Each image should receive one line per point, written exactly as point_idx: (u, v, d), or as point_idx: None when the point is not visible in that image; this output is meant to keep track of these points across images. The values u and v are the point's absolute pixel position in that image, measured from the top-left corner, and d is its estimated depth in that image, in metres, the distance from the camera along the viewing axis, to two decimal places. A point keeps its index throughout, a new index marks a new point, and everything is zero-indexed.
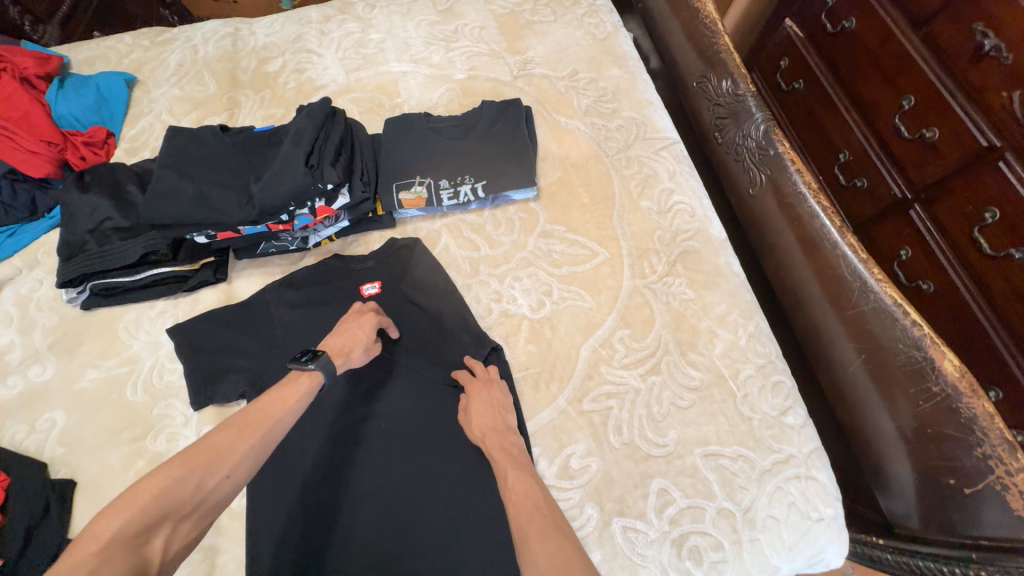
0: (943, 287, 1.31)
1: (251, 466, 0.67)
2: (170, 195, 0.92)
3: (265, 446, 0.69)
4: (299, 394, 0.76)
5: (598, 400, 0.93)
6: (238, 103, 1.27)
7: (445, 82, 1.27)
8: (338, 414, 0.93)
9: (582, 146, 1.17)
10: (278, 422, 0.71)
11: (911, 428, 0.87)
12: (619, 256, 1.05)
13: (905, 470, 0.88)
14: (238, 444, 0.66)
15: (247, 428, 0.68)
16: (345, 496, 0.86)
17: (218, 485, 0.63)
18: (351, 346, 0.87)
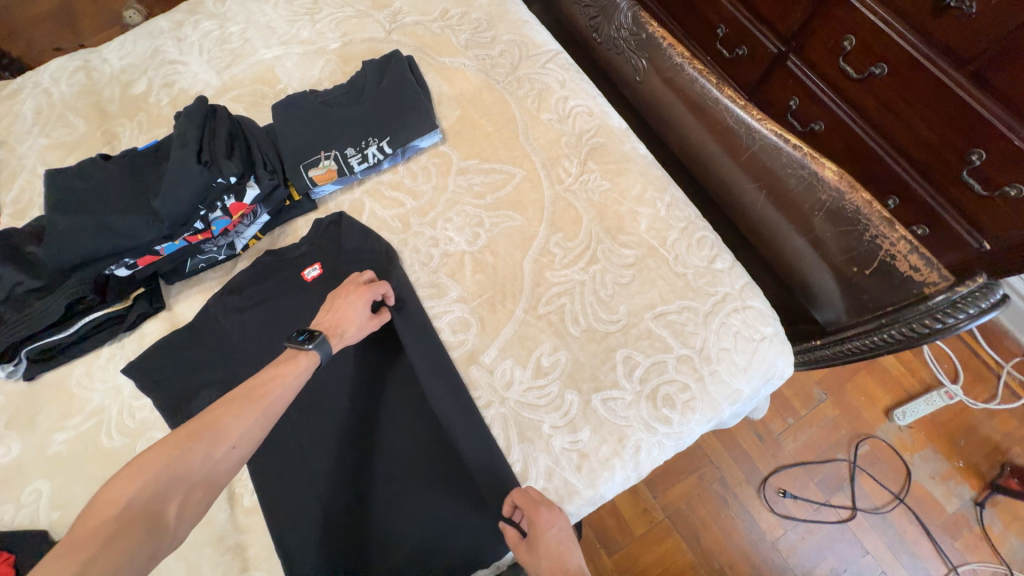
0: (830, 123, 1.43)
1: (257, 438, 0.73)
2: (69, 233, 0.89)
3: (266, 420, 0.75)
4: (298, 372, 0.81)
5: (551, 301, 1.00)
6: (115, 134, 1.21)
7: (322, 55, 1.25)
8: (319, 393, 1.00)
9: (473, 80, 1.19)
10: (279, 399, 0.77)
11: (816, 238, 0.98)
12: (534, 170, 1.10)
13: (823, 275, 1.00)
14: (240, 419, 0.72)
15: (248, 403, 0.74)
16: (348, 467, 0.93)
17: (226, 454, 0.70)
18: (343, 326, 0.90)
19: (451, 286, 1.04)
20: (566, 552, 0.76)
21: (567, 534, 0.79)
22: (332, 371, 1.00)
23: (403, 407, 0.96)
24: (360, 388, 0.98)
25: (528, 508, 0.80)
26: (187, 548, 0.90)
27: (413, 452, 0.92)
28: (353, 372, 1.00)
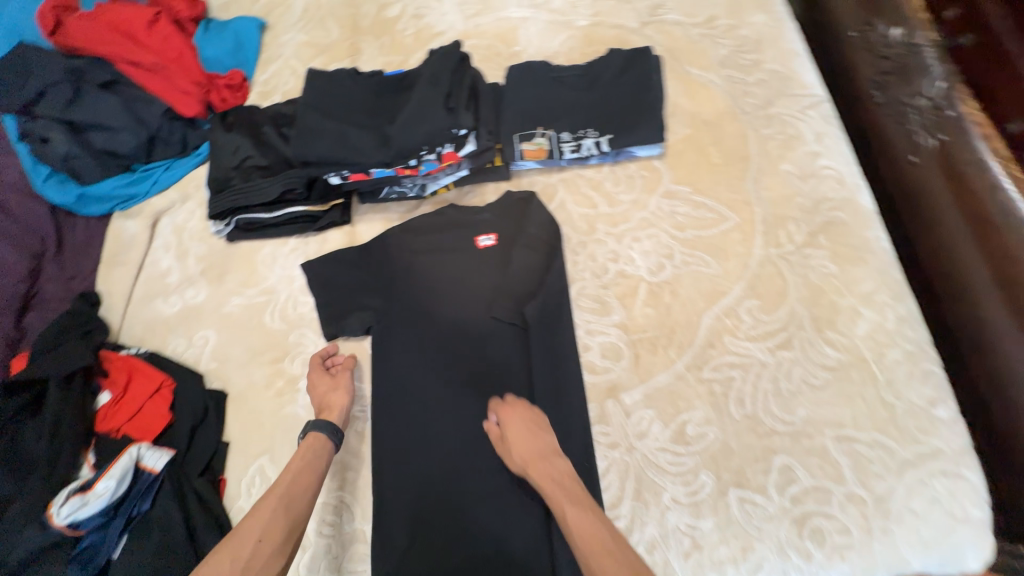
0: None
1: (286, 523, 0.75)
2: (315, 133, 0.96)
3: (288, 501, 0.78)
4: (305, 457, 0.85)
5: (719, 369, 0.89)
6: (359, 49, 1.29)
7: (567, 29, 1.21)
8: (438, 353, 0.98)
9: (716, 102, 1.08)
10: (298, 476, 0.82)
11: None
12: (750, 221, 0.98)
13: None
14: (261, 515, 0.75)
15: (265, 494, 0.79)
16: (443, 436, 0.93)
17: (257, 547, 0.71)
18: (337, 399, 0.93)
19: (616, 309, 0.97)
20: (537, 435, 0.82)
21: (536, 420, 0.84)
22: (462, 339, 0.98)
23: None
24: (478, 366, 0.96)
25: (494, 407, 0.86)
26: None
27: (505, 471, 0.90)
28: (479, 348, 0.97)
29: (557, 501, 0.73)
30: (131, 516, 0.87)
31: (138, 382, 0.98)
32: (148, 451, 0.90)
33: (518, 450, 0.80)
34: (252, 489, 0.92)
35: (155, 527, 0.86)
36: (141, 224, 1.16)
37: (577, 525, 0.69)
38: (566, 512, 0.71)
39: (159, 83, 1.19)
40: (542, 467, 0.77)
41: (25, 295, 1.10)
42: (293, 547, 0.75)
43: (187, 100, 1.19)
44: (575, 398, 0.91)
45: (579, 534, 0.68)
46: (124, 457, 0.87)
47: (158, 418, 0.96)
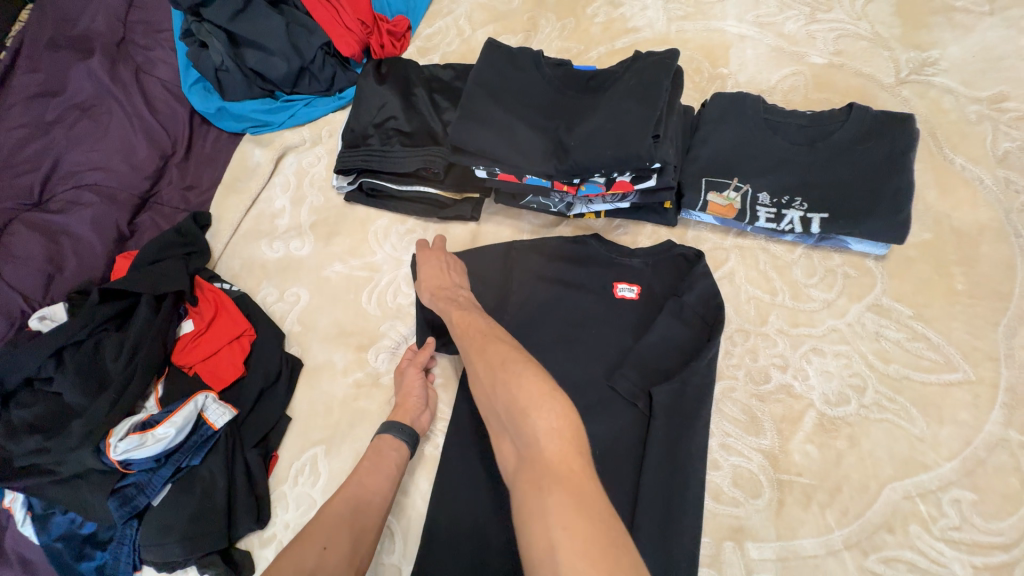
0: None
1: (350, 533, 0.65)
2: (479, 120, 0.81)
3: (354, 515, 0.67)
4: (372, 465, 0.74)
5: (892, 565, 0.67)
6: (537, 25, 1.13)
7: (794, 62, 0.97)
8: None
9: (980, 209, 0.81)
10: (363, 487, 0.71)
11: None
12: (992, 385, 0.72)
13: None
14: (325, 519, 0.66)
15: (330, 501, 0.69)
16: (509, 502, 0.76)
17: (321, 560, 0.61)
18: (411, 400, 0.83)
19: (768, 431, 0.76)
20: (446, 270, 0.85)
21: (451, 264, 0.87)
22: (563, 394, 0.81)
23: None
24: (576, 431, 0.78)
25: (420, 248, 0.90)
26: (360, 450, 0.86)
27: None
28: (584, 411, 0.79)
29: (447, 309, 0.78)
30: (180, 467, 0.81)
31: (222, 323, 0.91)
32: (212, 403, 0.83)
33: (427, 281, 0.84)
34: (298, 478, 0.85)
35: (196, 486, 0.80)
36: (268, 156, 1.10)
37: (459, 321, 0.75)
38: (454, 314, 0.76)
39: (325, 12, 1.09)
40: (443, 286, 0.82)
41: (145, 194, 1.08)
42: (356, 569, 0.63)
43: (347, 37, 1.08)
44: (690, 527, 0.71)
45: (458, 327, 0.74)
46: (189, 405, 0.80)
47: (229, 368, 0.89)
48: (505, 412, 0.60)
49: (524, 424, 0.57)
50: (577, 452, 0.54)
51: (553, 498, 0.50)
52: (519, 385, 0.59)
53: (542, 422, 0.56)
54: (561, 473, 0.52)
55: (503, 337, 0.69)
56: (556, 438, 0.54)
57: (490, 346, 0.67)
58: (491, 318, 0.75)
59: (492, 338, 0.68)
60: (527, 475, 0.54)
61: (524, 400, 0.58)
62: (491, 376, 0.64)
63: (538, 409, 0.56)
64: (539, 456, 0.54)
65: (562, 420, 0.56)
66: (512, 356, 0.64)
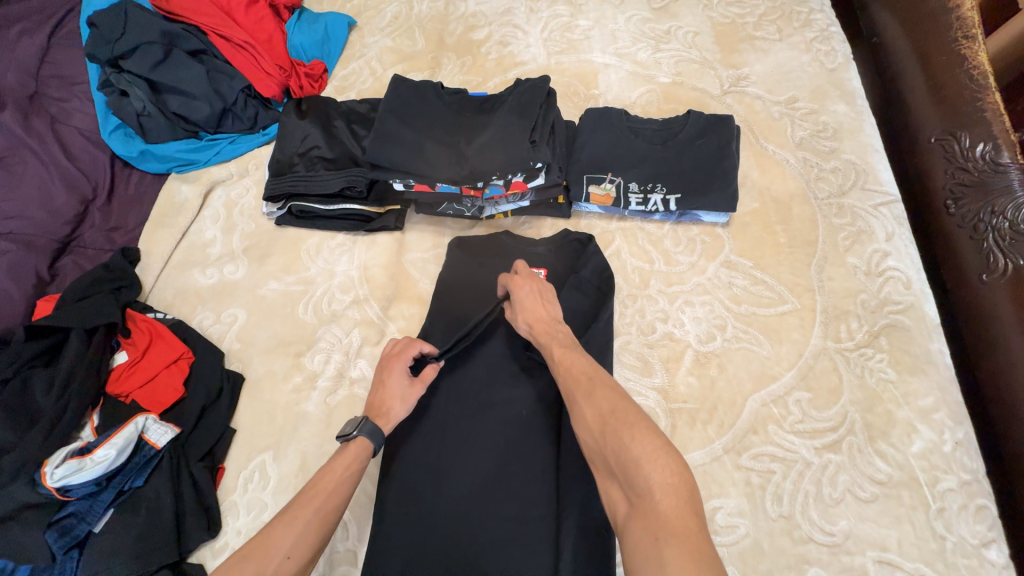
0: None
1: (315, 539, 0.65)
2: (391, 139, 0.95)
3: (322, 521, 0.67)
4: (347, 462, 0.72)
5: (759, 459, 0.84)
6: (440, 63, 1.31)
7: (647, 82, 1.22)
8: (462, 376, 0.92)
9: (789, 181, 1.06)
10: (334, 491, 0.69)
11: None
12: (811, 310, 0.94)
13: None
14: (291, 526, 0.64)
15: (297, 507, 0.67)
16: (449, 464, 0.85)
17: (281, 567, 0.61)
18: (390, 405, 0.79)
19: (658, 372, 0.93)
20: (545, 304, 0.83)
21: (545, 292, 0.85)
22: (489, 368, 0.92)
23: (530, 477, 0.84)
24: (500, 395, 0.90)
25: (508, 276, 0.86)
26: (306, 448, 0.90)
27: (511, 522, 0.81)
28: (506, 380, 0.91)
29: (549, 346, 0.77)
30: (122, 490, 0.82)
31: (157, 349, 0.94)
32: (154, 424, 0.85)
33: (523, 310, 0.82)
34: (249, 484, 0.88)
35: (142, 506, 0.81)
36: (196, 191, 1.16)
37: (562, 361, 0.74)
38: (556, 353, 0.75)
39: (244, 60, 1.21)
40: (543, 324, 0.80)
41: (66, 238, 1.09)
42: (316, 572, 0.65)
43: (267, 80, 1.20)
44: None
45: (562, 365, 0.74)
46: (130, 426, 0.82)
47: (170, 391, 0.91)
48: (614, 459, 0.60)
49: (637, 476, 0.56)
50: (693, 512, 0.54)
51: (671, 554, 0.50)
52: (633, 438, 0.59)
53: (656, 474, 0.56)
54: (676, 530, 0.52)
55: (612, 382, 0.68)
56: (672, 493, 0.54)
57: (599, 390, 0.67)
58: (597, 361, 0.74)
59: (601, 384, 0.68)
60: (640, 525, 0.54)
61: (638, 452, 0.57)
62: (600, 424, 0.63)
63: (654, 464, 0.56)
64: (653, 510, 0.54)
65: (677, 477, 0.55)
66: (623, 404, 0.64)
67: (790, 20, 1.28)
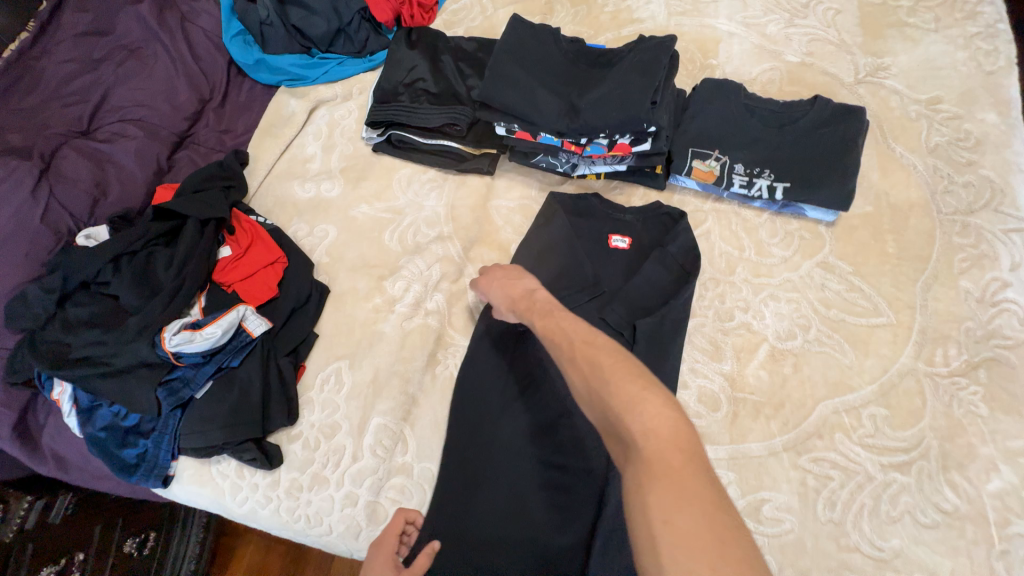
0: None
1: None
2: (505, 80, 0.94)
3: None
4: None
5: (818, 463, 0.83)
6: (553, 10, 1.26)
7: (772, 59, 1.13)
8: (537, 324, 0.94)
9: (911, 189, 0.98)
10: None
11: None
12: (907, 327, 0.89)
13: None
14: None
15: None
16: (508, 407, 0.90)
17: None
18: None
19: (728, 359, 0.92)
20: (515, 280, 0.84)
21: (514, 272, 0.87)
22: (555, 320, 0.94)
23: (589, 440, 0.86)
24: None
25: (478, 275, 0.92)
26: (379, 364, 0.97)
27: (556, 470, 0.86)
28: None
29: (530, 317, 0.77)
30: (221, 367, 0.91)
31: (258, 250, 1.01)
32: (251, 315, 0.93)
33: (503, 301, 0.84)
34: (325, 385, 0.96)
35: (235, 385, 0.91)
36: (302, 106, 1.21)
37: (544, 326, 0.74)
38: (537, 321, 0.75)
39: None
40: (520, 300, 0.81)
41: (183, 134, 1.16)
42: None
43: (382, 4, 1.19)
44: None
45: (546, 333, 0.72)
46: (233, 312, 0.90)
47: (264, 289, 0.98)
48: (601, 415, 0.60)
49: (620, 425, 0.56)
50: (678, 449, 0.52)
51: (654, 498, 0.49)
52: (612, 390, 0.58)
53: (638, 421, 0.55)
54: (659, 471, 0.51)
55: (591, 338, 0.67)
56: (654, 435, 0.53)
57: (579, 351, 0.66)
58: (581, 319, 0.72)
59: (578, 342, 0.67)
60: (629, 473, 0.53)
61: (618, 405, 0.57)
62: (584, 383, 0.63)
63: (631, 411, 0.56)
64: (636, 455, 0.53)
65: (659, 418, 0.55)
66: (600, 360, 0.63)
67: (951, 9, 1.14)
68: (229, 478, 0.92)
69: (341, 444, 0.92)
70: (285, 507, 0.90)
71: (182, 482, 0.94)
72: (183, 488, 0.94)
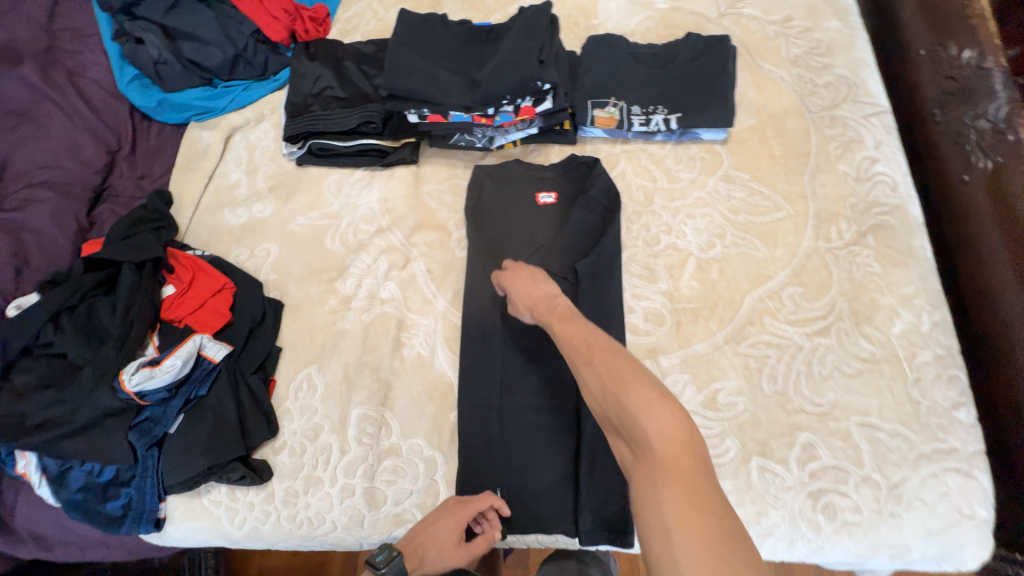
0: None
1: None
2: (405, 69, 1.01)
3: None
4: None
5: (756, 346, 0.93)
6: (441, 2, 1.32)
7: (646, 10, 1.24)
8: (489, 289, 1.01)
9: (783, 98, 1.11)
10: None
11: None
12: (804, 215, 1.02)
13: None
14: None
15: None
16: (479, 369, 0.96)
17: None
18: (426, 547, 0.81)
19: (663, 278, 1.01)
20: (537, 284, 0.90)
21: (534, 275, 0.92)
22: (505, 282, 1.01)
23: (559, 384, 0.94)
24: None
25: (500, 270, 0.95)
26: (348, 361, 1.00)
27: (533, 412, 0.94)
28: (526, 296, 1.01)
29: (550, 322, 0.83)
30: (190, 398, 0.92)
31: (202, 281, 1.01)
32: (209, 342, 0.94)
33: (523, 300, 0.88)
34: (298, 393, 0.98)
35: (208, 411, 0.92)
36: (216, 137, 1.22)
37: (562, 331, 0.80)
38: (557, 325, 0.82)
39: (250, 4, 1.23)
40: (541, 303, 0.86)
41: (98, 188, 1.14)
42: None
43: (275, 24, 1.23)
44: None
45: (565, 338, 0.79)
46: (189, 342, 0.91)
47: (216, 316, 0.99)
48: (615, 416, 0.67)
49: (635, 428, 0.63)
50: (691, 452, 0.60)
51: (667, 493, 0.57)
52: (630, 396, 0.65)
53: (652, 424, 0.62)
54: (671, 469, 0.58)
55: (611, 348, 0.74)
56: (666, 437, 0.61)
57: (600, 357, 0.73)
58: (600, 331, 0.78)
59: (598, 350, 0.74)
60: (643, 469, 0.61)
61: (634, 408, 0.64)
62: (602, 386, 0.70)
63: (647, 414, 0.63)
64: (651, 453, 0.61)
65: (673, 421, 0.62)
66: (619, 368, 0.70)
67: None
68: (222, 504, 0.93)
69: (327, 443, 0.95)
70: (285, 517, 0.92)
71: (176, 522, 0.94)
72: (178, 527, 0.94)
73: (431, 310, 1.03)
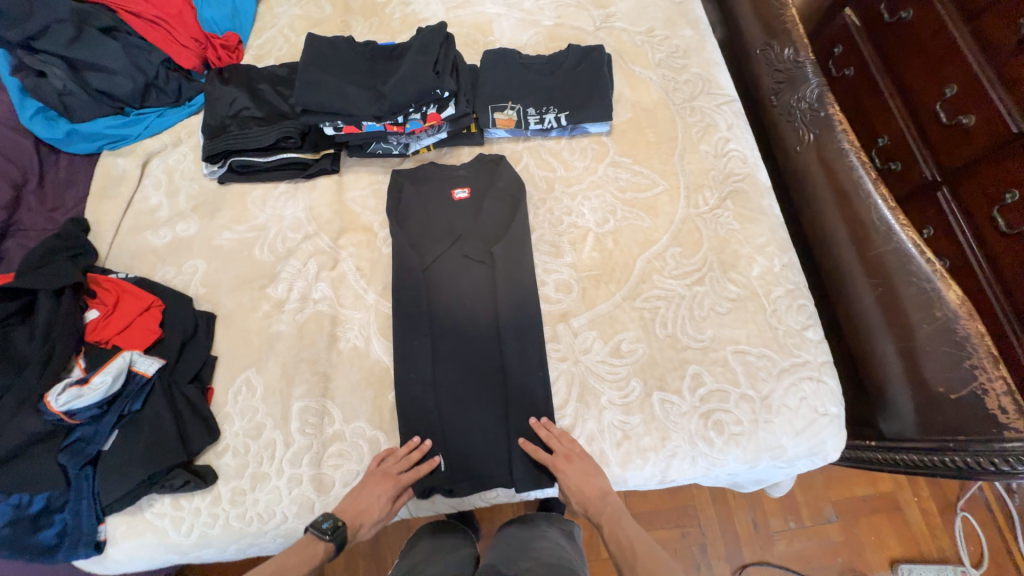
0: (940, 234, 1.25)
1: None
2: (316, 86, 1.10)
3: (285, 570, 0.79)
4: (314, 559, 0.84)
5: (648, 300, 1.10)
6: (350, 26, 1.43)
7: (534, 27, 1.42)
8: (416, 274, 1.10)
9: (652, 94, 1.32)
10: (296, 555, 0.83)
11: (898, 349, 1.03)
12: (677, 188, 1.21)
13: (903, 396, 1.03)
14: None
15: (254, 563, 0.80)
16: (418, 345, 1.05)
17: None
18: (366, 514, 0.90)
19: (568, 252, 1.16)
20: (588, 479, 0.94)
21: (585, 463, 0.95)
22: (430, 268, 1.12)
23: (487, 361, 1.05)
24: (451, 287, 1.11)
25: (535, 451, 0.96)
26: (285, 359, 1.05)
27: (465, 381, 1.04)
28: (450, 279, 1.12)
29: (602, 521, 0.92)
30: (123, 414, 0.94)
31: (126, 302, 1.02)
32: (140, 357, 0.96)
33: (574, 493, 0.94)
34: (238, 396, 1.02)
35: (144, 423, 0.94)
36: (132, 163, 1.24)
37: (612, 534, 0.91)
38: (606, 529, 0.92)
39: (158, 34, 1.29)
40: (592, 501, 0.93)
41: (4, 223, 1.10)
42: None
43: (186, 53, 1.30)
44: (532, 316, 1.07)
45: (613, 541, 0.91)
46: (120, 358, 0.93)
47: (146, 334, 1.00)
48: None
49: None
50: None
51: None
52: None
53: None
54: None
55: (652, 553, 0.87)
56: None
57: (644, 564, 0.85)
58: (646, 532, 0.91)
59: (642, 559, 0.86)
60: None
61: None
62: None
63: None
64: None
65: None
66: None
67: None
68: (167, 515, 0.94)
69: (271, 438, 0.99)
70: (234, 517, 0.94)
71: (118, 542, 0.93)
72: (121, 547, 0.93)
73: (363, 304, 1.11)
